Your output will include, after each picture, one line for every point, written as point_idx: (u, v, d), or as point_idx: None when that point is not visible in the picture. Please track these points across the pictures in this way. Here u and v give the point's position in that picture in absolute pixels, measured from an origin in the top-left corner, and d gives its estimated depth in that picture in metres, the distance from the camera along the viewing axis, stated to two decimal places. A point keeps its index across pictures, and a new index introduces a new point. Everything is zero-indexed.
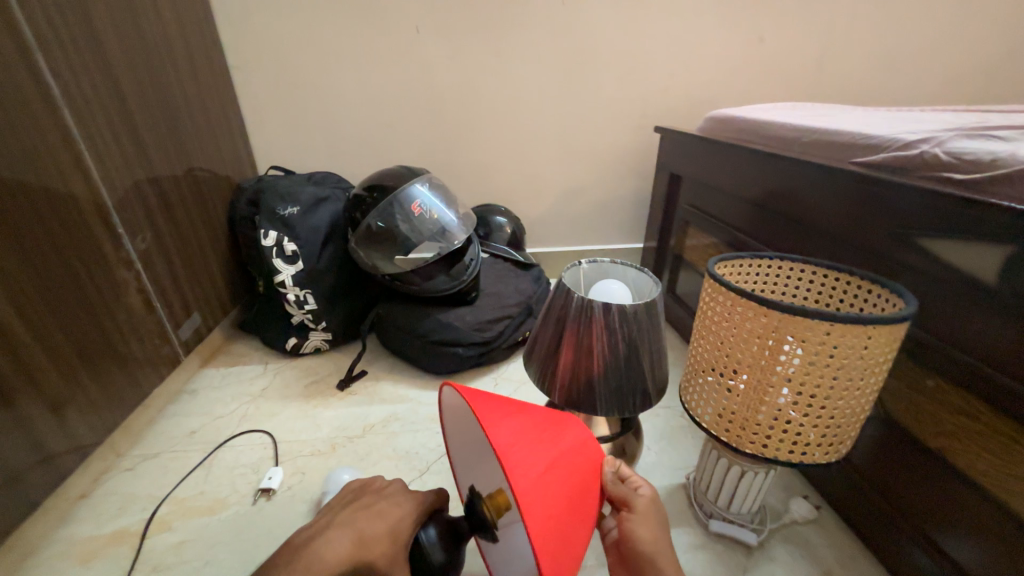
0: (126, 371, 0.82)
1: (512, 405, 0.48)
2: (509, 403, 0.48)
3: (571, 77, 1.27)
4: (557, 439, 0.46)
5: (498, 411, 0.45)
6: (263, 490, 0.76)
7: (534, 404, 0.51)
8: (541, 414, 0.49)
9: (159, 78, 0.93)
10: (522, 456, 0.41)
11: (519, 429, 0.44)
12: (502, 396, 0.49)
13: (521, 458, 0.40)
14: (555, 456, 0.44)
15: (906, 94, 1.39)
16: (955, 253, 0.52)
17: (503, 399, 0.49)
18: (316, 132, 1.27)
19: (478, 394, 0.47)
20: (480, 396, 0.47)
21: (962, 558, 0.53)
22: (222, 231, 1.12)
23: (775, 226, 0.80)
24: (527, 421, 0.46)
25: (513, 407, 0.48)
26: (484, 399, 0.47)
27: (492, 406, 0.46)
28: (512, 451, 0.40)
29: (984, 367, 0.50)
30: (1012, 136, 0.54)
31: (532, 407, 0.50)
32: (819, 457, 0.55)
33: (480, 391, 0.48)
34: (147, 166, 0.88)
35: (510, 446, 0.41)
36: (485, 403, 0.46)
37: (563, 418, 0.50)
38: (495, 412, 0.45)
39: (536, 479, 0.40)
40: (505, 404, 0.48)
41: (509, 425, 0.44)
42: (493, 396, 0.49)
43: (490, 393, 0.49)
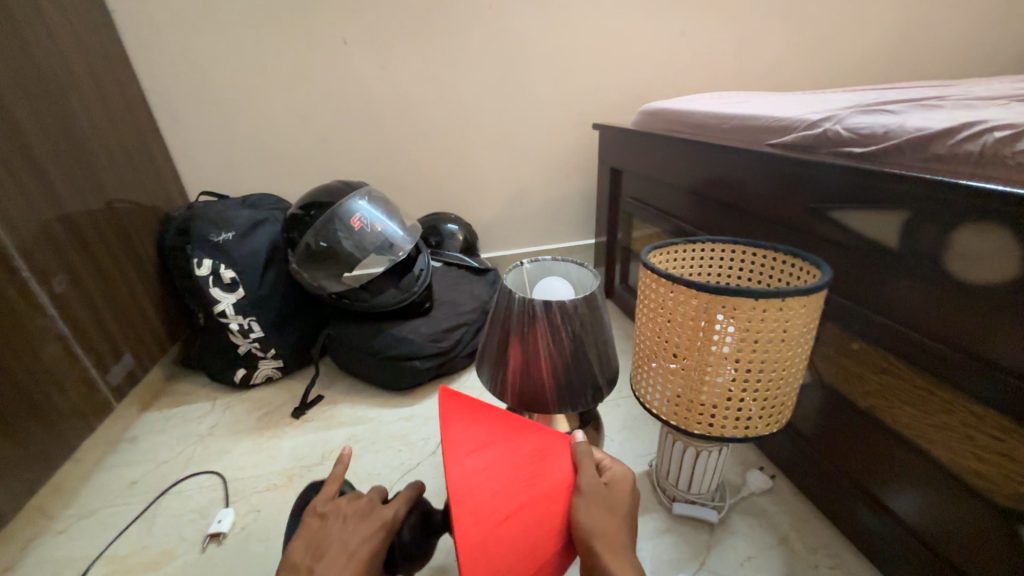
0: (48, 426, 0.75)
1: (497, 435, 0.49)
2: (494, 434, 0.49)
3: (507, 80, 1.28)
4: (528, 480, 0.46)
5: (475, 444, 0.46)
6: (213, 535, 0.71)
7: (522, 434, 0.50)
8: (523, 448, 0.49)
9: (63, 106, 0.86)
10: (482, 501, 0.42)
11: (489, 468, 0.45)
12: (490, 423, 0.50)
13: (479, 504, 0.42)
14: (522, 502, 0.44)
15: (821, 78, 1.48)
16: (861, 222, 0.55)
17: (490, 426, 0.50)
18: (249, 153, 1.22)
19: (462, 424, 0.48)
20: (465, 425, 0.48)
21: (900, 508, 0.56)
22: (152, 264, 1.05)
23: (709, 211, 0.83)
24: (503, 458, 0.46)
25: (497, 438, 0.48)
26: (467, 429, 0.48)
27: (471, 437, 0.47)
28: (471, 496, 0.42)
29: (898, 326, 0.53)
30: (901, 109, 0.58)
31: (519, 439, 0.50)
32: (763, 428, 0.57)
33: (468, 417, 0.49)
34: (56, 202, 0.81)
35: (473, 489, 0.42)
36: (465, 435, 0.47)
37: (547, 453, 0.50)
38: (471, 446, 0.46)
39: (489, 526, 0.41)
40: (488, 434, 0.48)
41: (479, 460, 0.45)
42: (480, 423, 0.49)
43: (477, 415, 0.50)
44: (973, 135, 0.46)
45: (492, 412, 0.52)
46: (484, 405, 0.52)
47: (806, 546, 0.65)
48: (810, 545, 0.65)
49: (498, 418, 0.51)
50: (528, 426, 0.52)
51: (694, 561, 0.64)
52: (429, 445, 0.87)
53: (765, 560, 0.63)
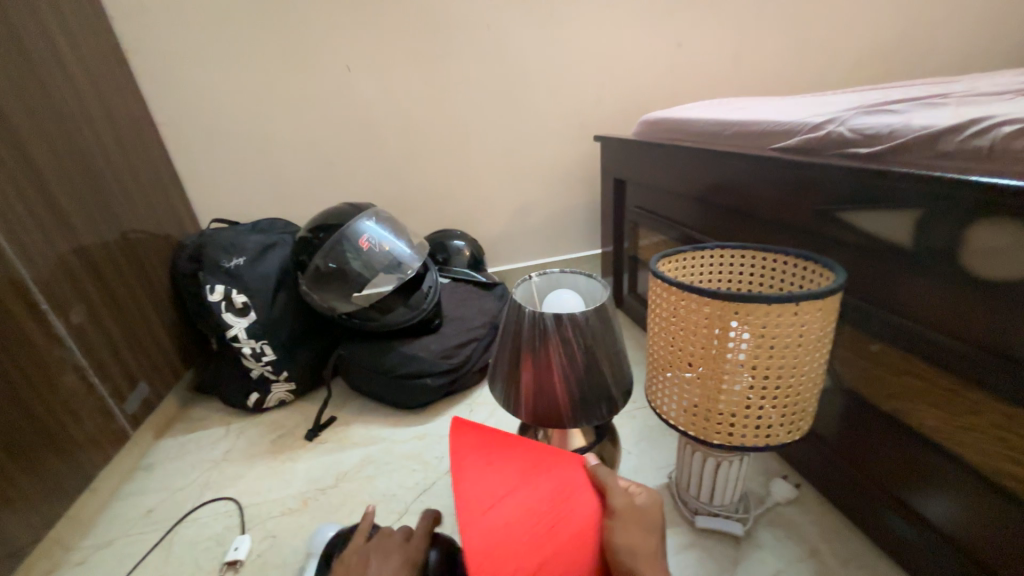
0: (65, 457, 0.76)
1: (514, 480, 0.48)
2: (511, 479, 0.48)
3: (507, 97, 1.30)
4: (552, 526, 0.45)
5: (491, 496, 0.46)
6: (230, 563, 0.70)
7: (540, 472, 0.49)
8: (543, 488, 0.47)
9: (78, 142, 0.89)
10: (504, 561, 0.41)
11: (508, 520, 0.44)
12: (505, 465, 0.49)
13: (502, 564, 0.41)
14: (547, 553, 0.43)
15: (820, 79, 1.49)
16: (872, 222, 0.55)
17: (506, 470, 0.49)
18: (258, 179, 1.25)
19: (476, 473, 0.48)
20: (479, 475, 0.48)
21: (933, 515, 0.54)
22: (165, 292, 1.07)
23: (715, 217, 0.83)
24: (522, 506, 0.45)
25: (514, 483, 0.47)
26: (481, 479, 0.47)
27: (487, 488, 0.46)
28: (491, 557, 0.41)
29: (917, 326, 0.52)
30: (905, 108, 0.58)
31: (537, 479, 0.48)
32: (784, 436, 0.55)
33: (482, 465, 0.49)
34: (72, 235, 0.83)
35: (493, 547, 0.42)
36: (480, 487, 0.46)
37: (569, 491, 0.48)
38: (487, 499, 0.45)
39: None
40: (505, 480, 0.48)
41: (496, 514, 0.44)
42: (494, 468, 0.49)
43: (488, 461, 0.49)
44: (981, 132, 0.45)
45: (506, 451, 0.51)
46: (499, 445, 0.51)
47: (837, 558, 0.63)
48: (842, 556, 0.63)
49: (514, 458, 0.50)
50: (546, 459, 0.51)
51: None
52: (444, 464, 0.86)
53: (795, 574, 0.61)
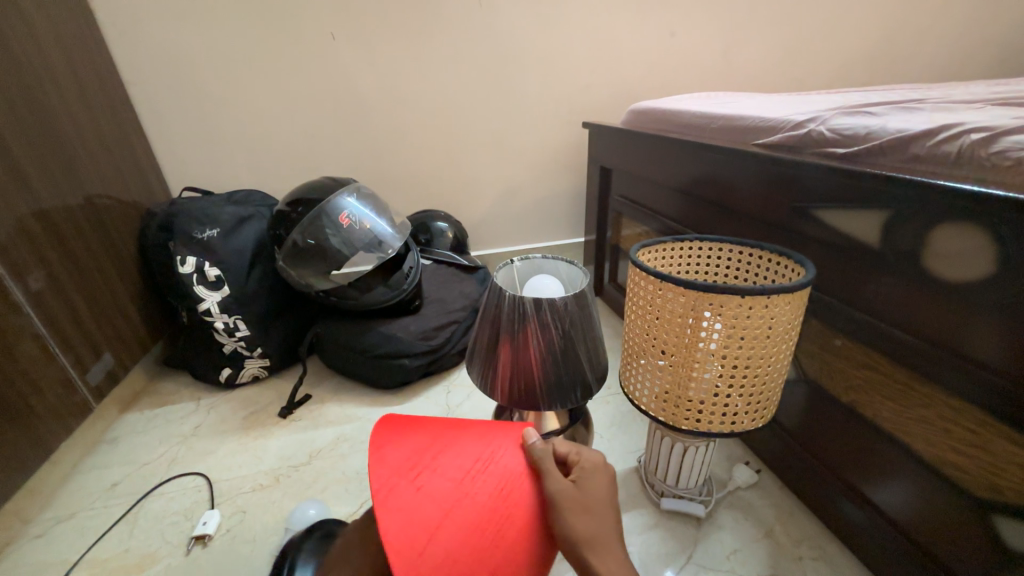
0: (24, 428, 0.73)
1: (449, 498, 0.42)
2: (445, 499, 0.42)
3: (497, 78, 1.28)
4: (495, 534, 0.42)
5: (426, 526, 0.40)
6: (197, 537, 0.70)
7: (475, 478, 0.44)
8: (480, 494, 0.43)
9: (38, 98, 0.84)
10: None
11: (448, 546, 0.40)
12: (437, 483, 0.43)
13: None
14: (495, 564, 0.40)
15: (807, 79, 1.51)
16: (842, 221, 0.56)
17: (439, 488, 0.43)
18: (234, 148, 1.20)
19: (404, 503, 0.41)
20: (409, 505, 0.41)
21: (880, 499, 0.58)
22: (133, 262, 1.03)
23: (697, 210, 0.84)
24: (461, 525, 0.41)
25: (448, 503, 0.42)
26: (412, 511, 0.41)
27: (421, 518, 0.41)
28: None
29: (879, 322, 0.54)
30: (884, 111, 0.59)
31: (475, 488, 0.43)
32: (748, 424, 0.58)
33: (410, 490, 0.42)
34: (31, 197, 0.79)
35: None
36: (413, 519, 0.40)
37: (508, 489, 0.45)
38: (424, 533, 0.40)
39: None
40: (438, 501, 0.42)
41: (436, 547, 0.39)
42: (425, 490, 0.42)
43: (416, 487, 0.42)
44: (951, 137, 0.47)
45: (437, 464, 0.45)
46: (427, 459, 0.45)
47: (790, 539, 0.66)
48: (794, 537, 0.67)
49: (445, 469, 0.44)
50: (479, 458, 0.46)
51: (682, 555, 0.65)
52: None
53: (751, 553, 0.65)
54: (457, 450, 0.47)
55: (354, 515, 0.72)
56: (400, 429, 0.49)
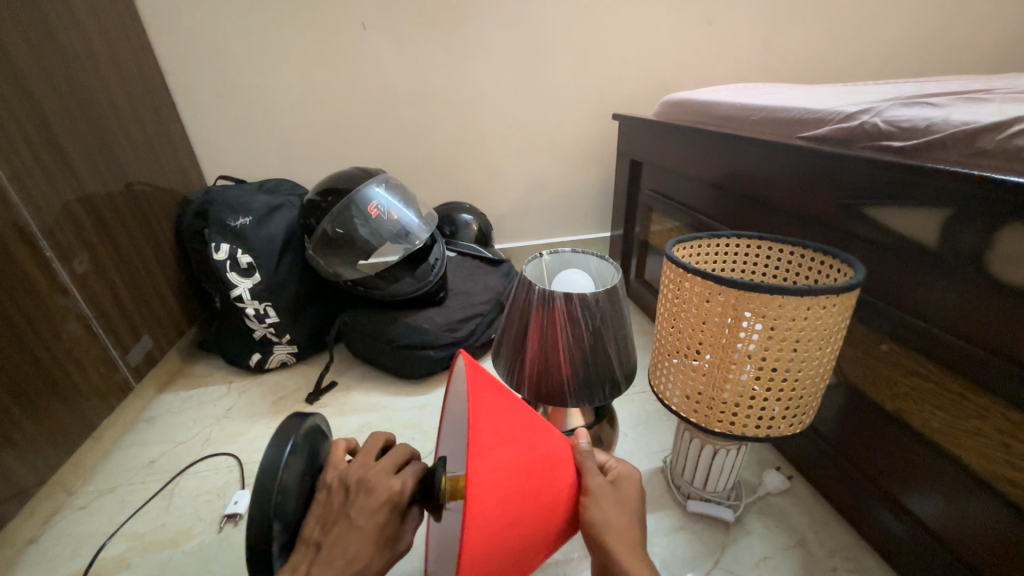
0: (70, 405, 0.77)
1: (518, 432, 0.42)
2: (515, 431, 0.42)
3: (526, 68, 1.26)
4: (535, 486, 0.41)
5: (498, 436, 0.40)
6: (229, 515, 0.72)
7: (536, 433, 0.45)
8: (536, 447, 0.43)
9: (83, 89, 0.87)
10: (491, 520, 0.37)
11: (506, 466, 0.39)
12: (509, 414, 0.43)
13: (487, 524, 0.36)
14: (522, 510, 0.40)
15: (853, 69, 1.43)
16: (897, 220, 0.53)
17: (512, 420, 0.43)
18: (266, 138, 1.22)
19: (487, 410, 0.41)
20: (489, 411, 0.41)
21: (923, 512, 0.55)
22: (170, 247, 1.06)
23: (732, 205, 0.81)
24: (519, 457, 0.40)
25: (516, 435, 0.42)
26: (493, 420, 0.41)
27: (496, 426, 0.40)
28: (483, 509, 0.36)
29: (931, 328, 0.51)
30: (946, 102, 0.55)
31: (535, 441, 0.44)
32: (785, 429, 0.55)
33: (492, 402, 0.42)
34: (76, 183, 0.82)
35: (486, 486, 0.37)
36: (491, 423, 0.40)
37: (555, 460, 0.44)
38: (494, 439, 0.39)
39: (488, 532, 0.36)
40: (509, 427, 0.42)
41: (499, 462, 0.38)
42: (501, 411, 0.42)
43: (494, 404, 0.43)
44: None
45: (510, 404, 0.45)
46: (504, 395, 0.46)
47: (824, 548, 0.64)
48: (828, 547, 0.64)
49: (516, 411, 0.45)
50: (539, 423, 0.47)
51: (709, 559, 0.63)
52: None
53: (781, 561, 0.63)
54: (525, 405, 0.47)
55: None
56: None
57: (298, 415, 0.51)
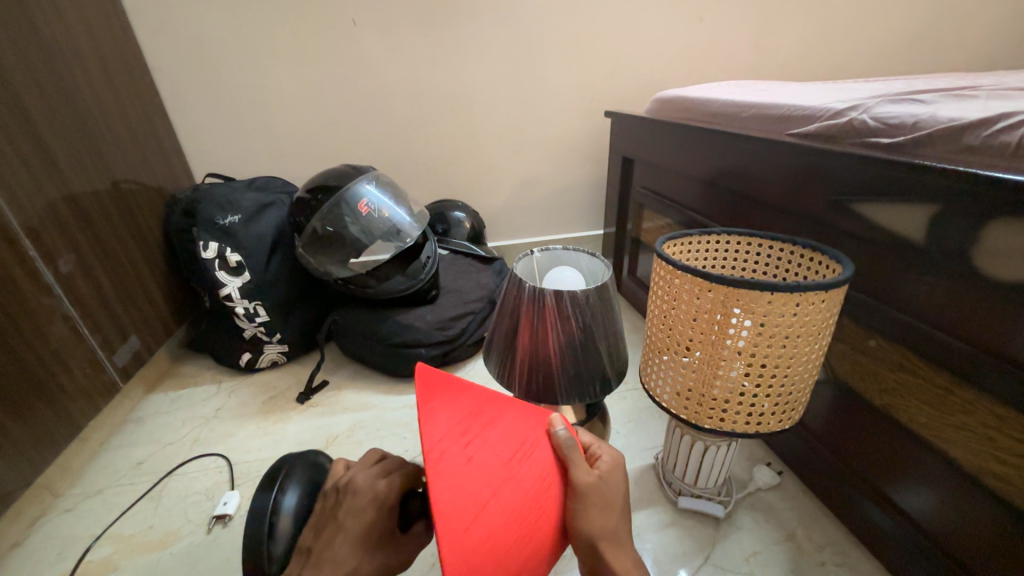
0: (55, 406, 0.75)
1: (498, 476, 0.40)
2: (494, 476, 0.39)
3: (518, 64, 1.25)
4: (525, 523, 0.40)
5: (475, 500, 0.37)
6: (218, 517, 0.71)
7: (519, 462, 0.42)
8: (521, 480, 0.41)
9: (67, 85, 0.85)
10: None
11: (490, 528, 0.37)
12: (487, 458, 0.40)
13: None
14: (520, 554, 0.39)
15: (843, 67, 1.44)
16: (884, 216, 0.53)
17: (489, 462, 0.40)
18: (254, 134, 1.20)
19: (456, 470, 0.38)
20: (460, 475, 0.38)
21: (910, 506, 0.56)
22: (158, 246, 1.04)
23: (723, 202, 0.81)
24: (503, 508, 0.39)
25: (496, 481, 0.39)
26: (464, 480, 0.38)
27: (471, 491, 0.38)
28: None
29: (918, 324, 0.52)
30: (933, 99, 0.55)
31: (520, 474, 0.41)
32: (774, 425, 0.56)
33: (462, 459, 0.39)
34: (60, 181, 0.80)
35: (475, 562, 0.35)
36: (464, 490, 0.37)
37: (543, 481, 0.43)
38: (471, 508, 0.37)
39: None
40: (488, 477, 0.39)
41: (480, 527, 0.37)
42: (476, 463, 0.39)
43: (464, 456, 0.39)
44: (1010, 126, 0.44)
45: (487, 437, 0.42)
46: (478, 428, 0.42)
47: (813, 543, 0.65)
48: (817, 542, 0.65)
49: (494, 446, 0.41)
50: (523, 442, 0.44)
51: (699, 555, 0.63)
52: None
53: (771, 556, 0.63)
54: (503, 427, 0.44)
55: None
56: (450, 386, 0.44)
57: (293, 452, 0.58)
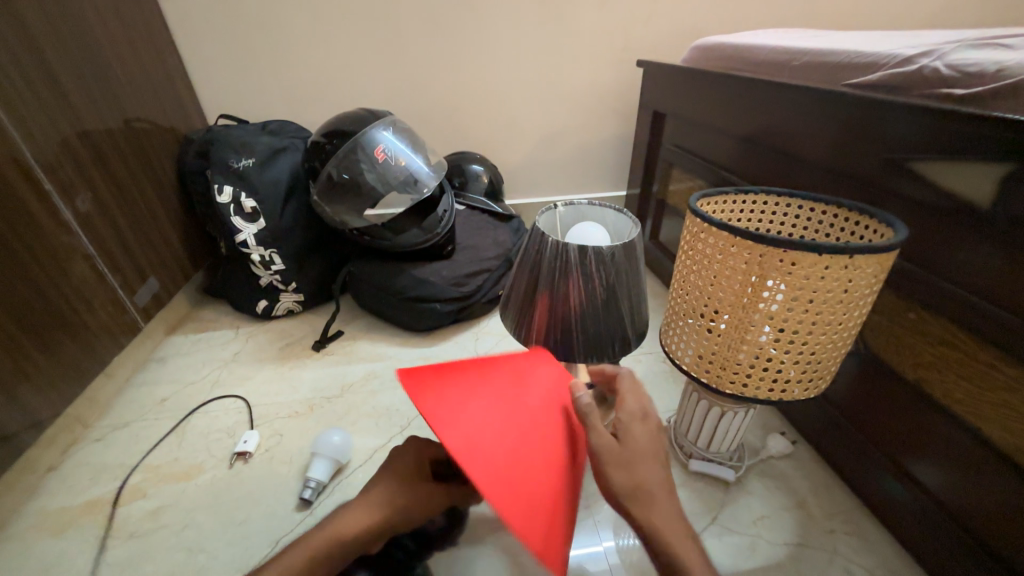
0: (80, 341, 0.77)
1: (473, 384, 0.43)
2: (470, 384, 0.43)
3: (546, 4, 1.16)
4: (516, 411, 0.42)
5: (458, 400, 0.40)
6: (239, 454, 0.74)
7: (513, 391, 0.44)
8: (519, 406, 0.43)
9: (74, 10, 0.81)
10: (492, 455, 0.37)
11: (505, 441, 0.39)
12: (460, 377, 0.44)
13: (491, 459, 0.36)
14: (545, 463, 0.40)
15: (903, 18, 1.31)
16: (949, 177, 0.49)
17: (463, 379, 0.44)
18: (268, 75, 1.15)
19: (432, 387, 0.42)
20: (436, 387, 0.42)
21: (928, 480, 0.55)
22: (173, 189, 1.03)
23: (762, 161, 0.76)
24: (510, 425, 0.40)
25: (474, 387, 0.43)
26: (442, 390, 0.41)
27: (450, 395, 0.41)
28: (478, 455, 0.36)
29: (969, 296, 0.48)
30: (1019, 44, 0.49)
31: (497, 380, 0.45)
32: (799, 394, 0.54)
33: (438, 380, 0.43)
34: (73, 116, 0.78)
35: (501, 470, 0.36)
36: (442, 394, 0.41)
37: (542, 399, 0.45)
38: (454, 405, 0.40)
39: (505, 468, 0.37)
40: (465, 387, 0.43)
41: (470, 416, 0.39)
42: (469, 401, 0.41)
43: (440, 380, 0.43)
44: None
45: (459, 368, 0.46)
46: (448, 366, 0.46)
47: (823, 511, 0.65)
48: (827, 510, 0.65)
49: (466, 371, 0.46)
50: (512, 378, 0.46)
51: (707, 516, 0.64)
52: None
53: (779, 521, 0.63)
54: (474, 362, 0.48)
55: (383, 447, 0.75)
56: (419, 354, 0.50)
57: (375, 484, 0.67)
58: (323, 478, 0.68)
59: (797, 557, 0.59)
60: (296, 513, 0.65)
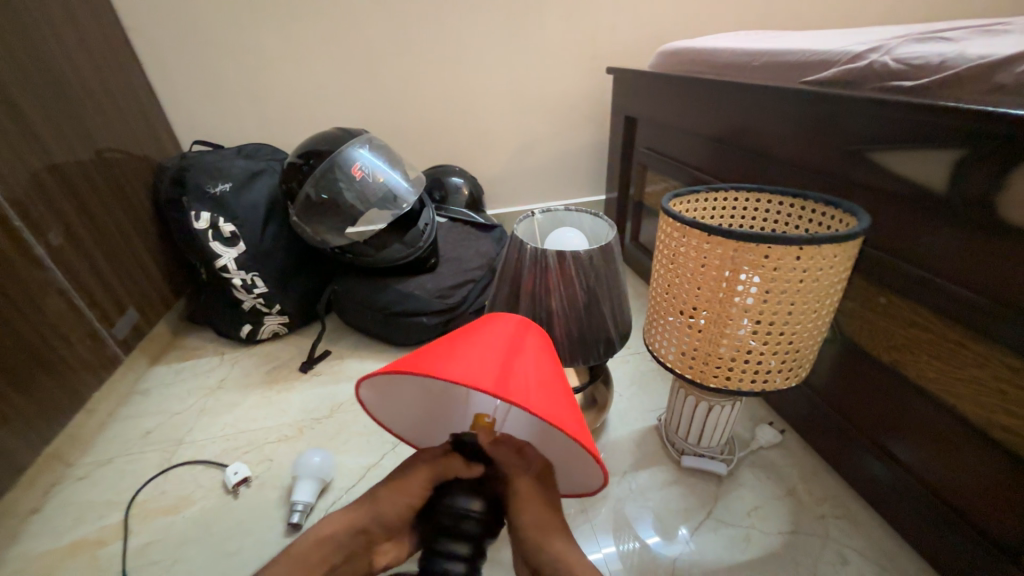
0: (58, 378, 0.75)
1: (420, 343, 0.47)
2: None
3: (514, 19, 1.19)
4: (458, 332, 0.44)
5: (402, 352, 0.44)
6: (236, 484, 0.71)
7: (471, 326, 0.45)
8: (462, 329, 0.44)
9: (39, 46, 0.80)
10: (429, 356, 0.39)
11: (473, 350, 0.39)
12: None
13: (428, 359, 0.38)
14: (524, 356, 0.40)
15: (857, 16, 1.37)
16: (905, 165, 0.51)
17: None
18: (240, 98, 1.15)
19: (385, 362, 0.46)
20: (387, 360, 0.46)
21: (909, 458, 0.56)
22: (148, 217, 1.02)
23: (730, 158, 0.78)
24: (475, 340, 0.41)
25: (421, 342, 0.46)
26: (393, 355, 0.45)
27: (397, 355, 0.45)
28: (414, 361, 0.38)
29: (933, 278, 0.50)
30: (959, 37, 0.52)
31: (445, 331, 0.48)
32: (780, 383, 0.55)
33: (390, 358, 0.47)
34: (42, 150, 0.77)
35: (474, 367, 0.36)
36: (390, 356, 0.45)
37: (505, 318, 0.44)
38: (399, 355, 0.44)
39: (442, 358, 0.38)
40: None
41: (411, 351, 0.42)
42: (427, 348, 0.41)
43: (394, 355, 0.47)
44: None
45: None
46: None
47: (812, 497, 0.66)
48: (817, 495, 0.66)
49: None
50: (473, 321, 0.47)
51: (702, 511, 0.64)
52: None
53: (772, 511, 0.64)
54: None
55: (376, 465, 0.74)
56: None
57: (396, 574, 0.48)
58: (310, 499, 0.67)
59: (792, 545, 0.60)
60: (285, 539, 0.64)
